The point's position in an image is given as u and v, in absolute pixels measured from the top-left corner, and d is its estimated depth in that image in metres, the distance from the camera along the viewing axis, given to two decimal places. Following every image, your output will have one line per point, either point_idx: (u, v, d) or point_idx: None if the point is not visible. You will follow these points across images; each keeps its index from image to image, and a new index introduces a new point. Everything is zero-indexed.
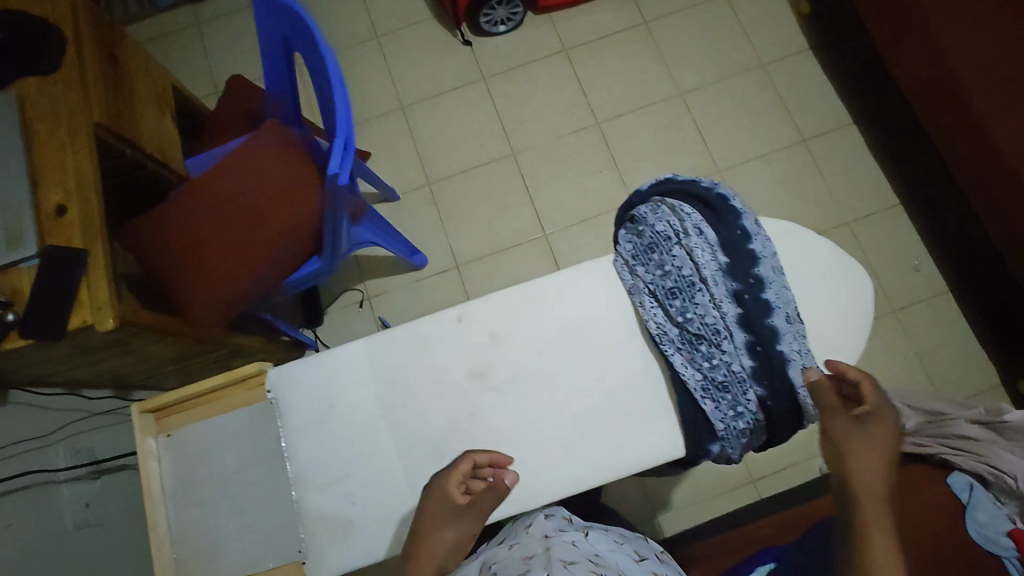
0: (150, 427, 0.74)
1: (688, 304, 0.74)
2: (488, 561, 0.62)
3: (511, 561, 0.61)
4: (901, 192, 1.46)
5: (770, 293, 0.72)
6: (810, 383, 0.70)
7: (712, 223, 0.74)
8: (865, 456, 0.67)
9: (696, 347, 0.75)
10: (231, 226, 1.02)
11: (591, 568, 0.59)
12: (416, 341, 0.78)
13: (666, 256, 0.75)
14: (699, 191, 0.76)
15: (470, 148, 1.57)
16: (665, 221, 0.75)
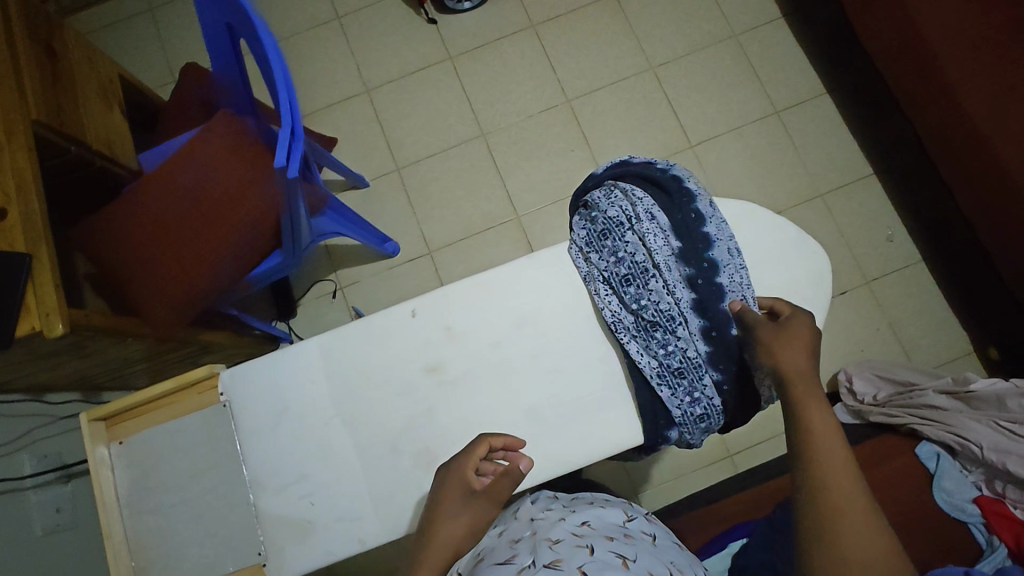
0: (102, 435, 0.74)
1: (642, 290, 0.74)
2: (479, 551, 0.63)
3: (499, 548, 0.62)
4: (873, 161, 1.45)
5: (724, 277, 0.72)
6: (736, 311, 0.72)
7: (663, 207, 0.75)
8: (787, 347, 0.66)
9: (651, 334, 0.74)
10: (187, 221, 1.00)
11: (576, 543, 0.59)
12: (370, 338, 0.78)
13: (619, 242, 0.75)
14: (652, 175, 0.77)
15: (439, 131, 1.53)
16: (617, 206, 0.75)
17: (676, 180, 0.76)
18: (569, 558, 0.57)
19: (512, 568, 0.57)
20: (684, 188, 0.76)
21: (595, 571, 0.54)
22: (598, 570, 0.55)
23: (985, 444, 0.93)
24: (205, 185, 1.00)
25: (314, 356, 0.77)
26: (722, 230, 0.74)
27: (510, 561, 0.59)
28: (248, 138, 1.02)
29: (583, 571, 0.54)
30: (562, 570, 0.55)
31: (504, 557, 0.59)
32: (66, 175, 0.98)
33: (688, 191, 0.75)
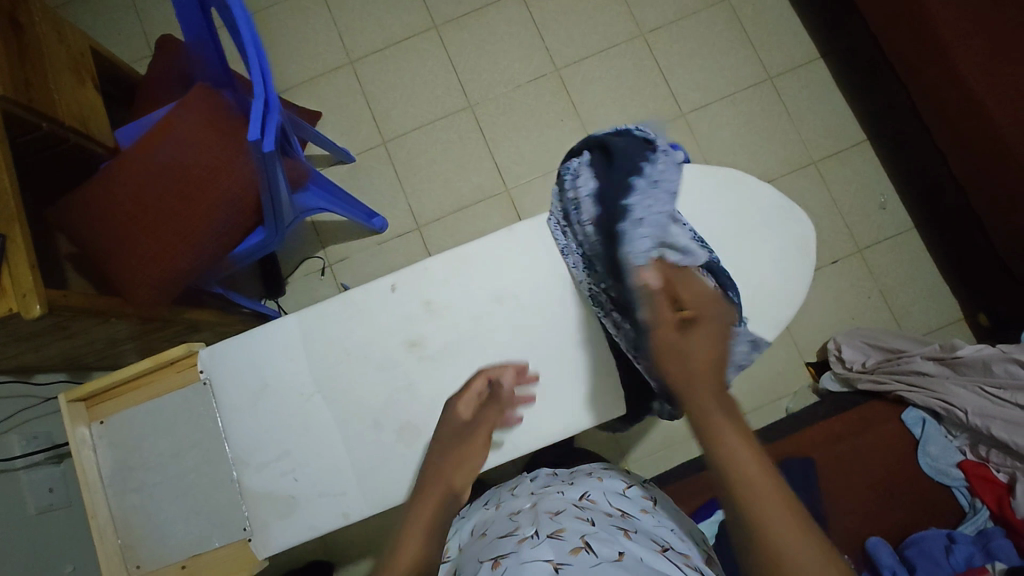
0: (81, 416, 0.75)
1: (599, 269, 0.72)
2: (483, 526, 0.65)
3: (501, 521, 0.63)
4: (867, 127, 1.43)
5: (629, 253, 0.66)
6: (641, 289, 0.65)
7: (599, 180, 0.69)
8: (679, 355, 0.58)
9: (614, 311, 0.72)
10: (163, 198, 0.98)
11: (576, 514, 0.60)
12: (350, 313, 0.77)
13: (574, 220, 0.73)
14: (608, 140, 0.71)
15: (425, 102, 1.50)
16: (569, 185, 0.73)
17: (624, 148, 0.69)
18: (570, 528, 0.56)
19: (515, 537, 0.57)
20: (624, 158, 0.68)
21: (597, 540, 0.54)
22: (601, 541, 0.55)
23: (970, 408, 0.93)
24: (181, 161, 0.98)
25: (292, 333, 0.77)
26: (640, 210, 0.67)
27: (512, 533, 0.59)
28: (224, 114, 1.01)
29: (587, 540, 0.54)
30: (565, 540, 0.54)
31: (507, 531, 0.60)
32: (38, 152, 0.96)
33: (624, 162, 0.68)
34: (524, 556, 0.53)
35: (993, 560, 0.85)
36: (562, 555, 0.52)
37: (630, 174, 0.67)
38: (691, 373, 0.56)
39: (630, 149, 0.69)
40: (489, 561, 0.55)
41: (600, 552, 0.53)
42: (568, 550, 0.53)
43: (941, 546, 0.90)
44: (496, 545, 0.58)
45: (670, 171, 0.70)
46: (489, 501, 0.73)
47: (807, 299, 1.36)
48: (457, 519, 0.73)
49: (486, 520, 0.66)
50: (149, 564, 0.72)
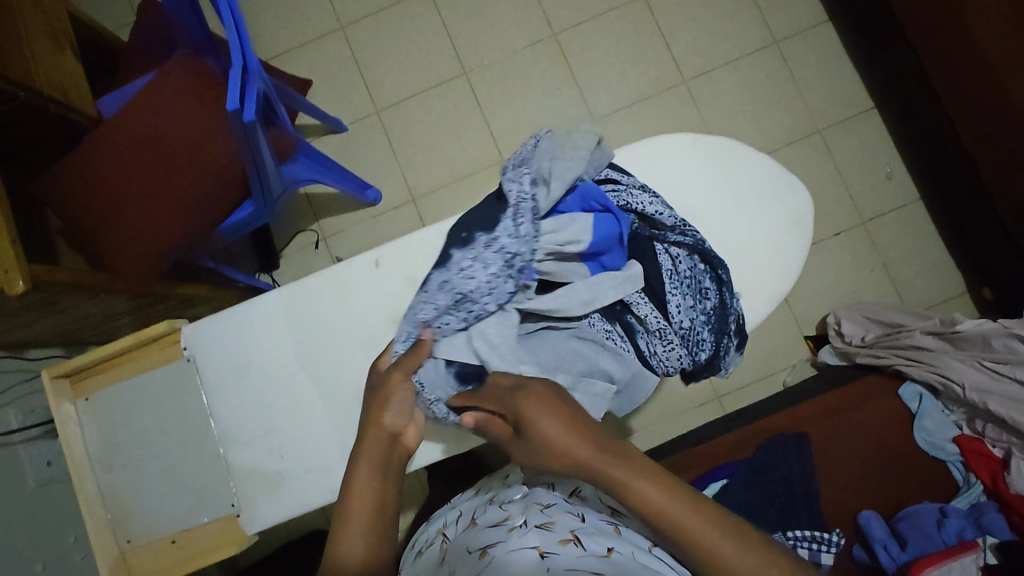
0: (66, 392, 0.75)
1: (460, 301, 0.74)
2: (474, 515, 0.64)
3: (491, 509, 0.63)
4: (875, 94, 1.38)
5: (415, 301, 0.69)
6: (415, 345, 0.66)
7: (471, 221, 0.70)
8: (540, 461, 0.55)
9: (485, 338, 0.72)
10: (145, 171, 0.96)
11: (568, 508, 0.60)
12: (333, 289, 0.76)
13: None
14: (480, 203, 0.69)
15: (419, 70, 1.46)
16: None
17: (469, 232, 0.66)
18: (561, 521, 0.57)
19: (504, 527, 0.57)
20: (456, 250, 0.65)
21: (588, 535, 0.55)
22: (591, 535, 0.55)
23: (968, 383, 0.92)
24: (163, 132, 0.96)
25: (275, 309, 0.76)
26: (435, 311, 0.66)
27: (503, 521, 0.59)
28: (207, 82, 0.99)
29: (577, 534, 0.55)
30: (555, 531, 0.55)
31: (497, 520, 0.59)
32: (18, 123, 0.94)
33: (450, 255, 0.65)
34: (511, 546, 0.54)
35: (985, 535, 0.86)
36: (550, 545, 0.53)
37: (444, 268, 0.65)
38: (584, 460, 0.52)
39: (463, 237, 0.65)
40: (477, 550, 0.56)
41: (588, 546, 0.53)
42: (557, 541, 0.53)
43: (934, 521, 0.90)
44: (486, 533, 0.58)
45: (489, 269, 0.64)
46: (478, 489, 0.74)
47: (808, 272, 1.34)
48: (444, 508, 0.74)
49: (476, 509, 0.66)
50: (141, 537, 0.73)
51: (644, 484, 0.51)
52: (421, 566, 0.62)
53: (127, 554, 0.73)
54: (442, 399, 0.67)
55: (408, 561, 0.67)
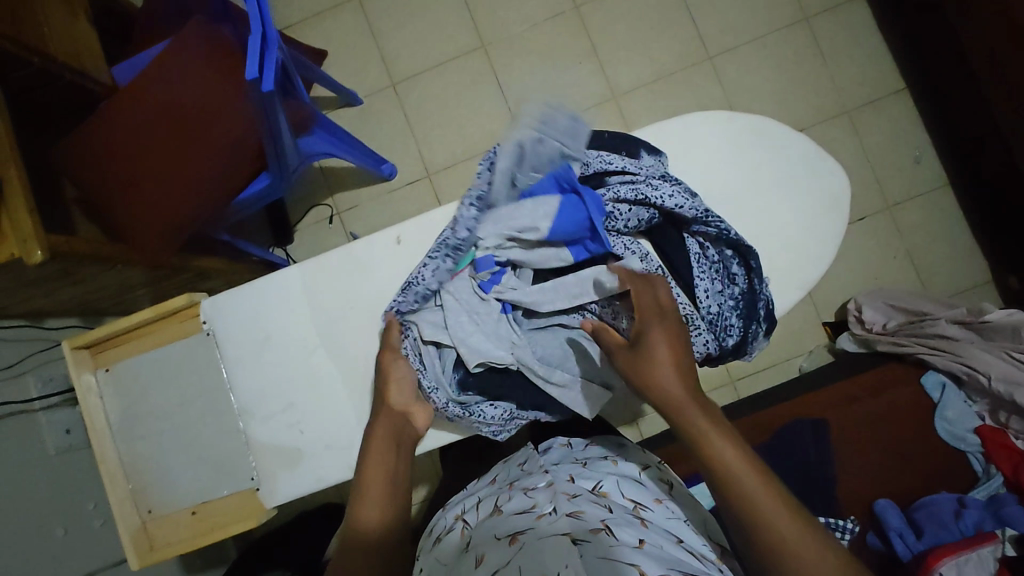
0: (87, 362, 0.76)
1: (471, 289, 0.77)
2: (498, 501, 0.66)
3: (516, 495, 0.64)
4: (907, 74, 1.33)
5: None
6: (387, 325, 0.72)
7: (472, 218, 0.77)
8: (655, 371, 0.58)
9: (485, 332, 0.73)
10: (160, 139, 0.94)
11: (593, 500, 0.62)
12: (352, 265, 0.75)
13: None
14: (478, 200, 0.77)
15: (436, 42, 1.42)
16: None
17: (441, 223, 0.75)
18: (589, 511, 0.59)
19: (532, 514, 0.59)
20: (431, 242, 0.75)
21: (618, 525, 0.57)
22: (620, 525, 0.57)
23: (994, 374, 0.91)
24: (178, 100, 0.94)
25: (295, 285, 0.75)
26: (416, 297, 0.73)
27: (530, 509, 0.61)
28: (223, 50, 0.97)
29: (607, 523, 0.57)
30: (585, 521, 0.57)
31: (524, 507, 0.61)
32: (34, 89, 0.93)
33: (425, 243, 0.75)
34: (542, 531, 0.55)
35: (1004, 526, 0.84)
36: (581, 533, 0.55)
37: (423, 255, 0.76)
38: (677, 397, 0.57)
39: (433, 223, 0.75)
40: (506, 535, 0.57)
41: (619, 534, 0.55)
42: (588, 530, 0.55)
43: (951, 511, 0.89)
44: (515, 520, 0.60)
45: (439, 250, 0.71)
46: (497, 475, 0.75)
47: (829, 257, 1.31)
48: (463, 496, 0.76)
49: (498, 496, 0.67)
50: (161, 508, 0.74)
51: (720, 441, 0.54)
52: (444, 549, 0.63)
53: (148, 524, 0.74)
54: (441, 391, 0.70)
55: (425, 547, 0.67)
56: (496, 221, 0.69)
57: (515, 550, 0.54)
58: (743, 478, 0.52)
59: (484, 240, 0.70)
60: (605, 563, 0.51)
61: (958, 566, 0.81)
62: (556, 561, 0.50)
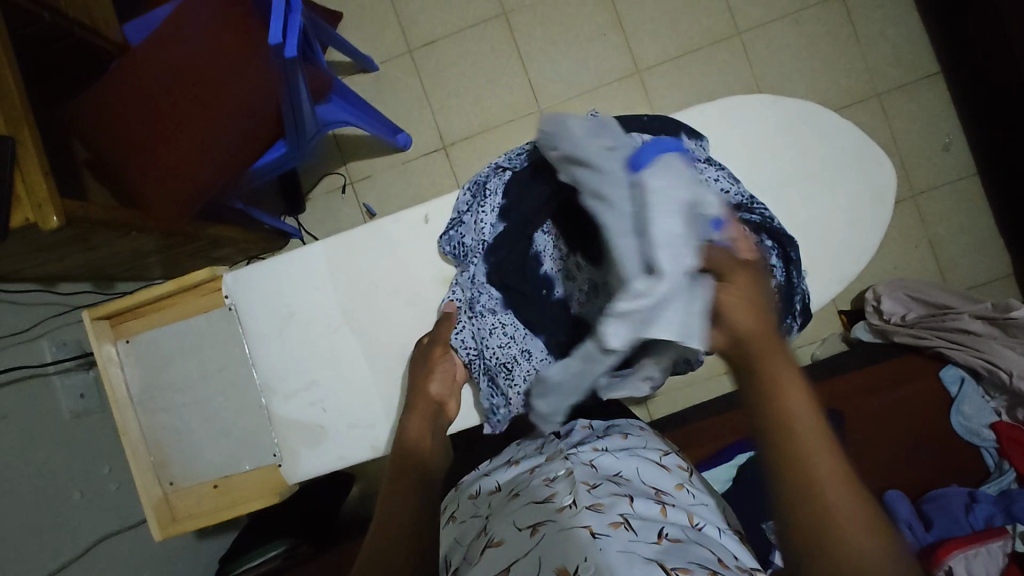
0: (107, 333, 0.75)
1: None
2: (516, 486, 0.66)
3: (535, 482, 0.64)
4: (943, 58, 1.29)
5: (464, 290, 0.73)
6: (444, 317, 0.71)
7: None
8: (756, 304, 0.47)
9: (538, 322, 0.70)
10: (175, 105, 0.91)
11: (613, 490, 0.61)
12: (379, 244, 0.73)
13: None
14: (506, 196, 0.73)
15: (455, 7, 1.37)
16: None
17: (631, 232, 0.47)
18: (610, 502, 0.58)
19: (552, 504, 0.59)
20: (642, 264, 0.46)
21: (637, 518, 0.57)
22: (639, 518, 0.57)
23: (1016, 371, 0.91)
24: (193, 63, 0.92)
25: (321, 261, 0.74)
26: (688, 312, 0.45)
27: (550, 500, 0.60)
28: (241, 14, 0.95)
29: (626, 517, 0.57)
30: (604, 512, 0.57)
31: (544, 495, 0.61)
32: (46, 46, 0.89)
33: (646, 269, 0.45)
34: (563, 523, 0.56)
35: (1015, 522, 0.84)
36: (602, 526, 0.55)
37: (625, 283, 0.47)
38: (764, 328, 0.46)
39: (650, 215, 0.46)
40: (526, 525, 0.58)
41: (638, 528, 0.56)
42: (608, 523, 0.55)
43: (962, 504, 0.90)
44: (531, 510, 0.60)
45: (680, 236, 0.46)
46: (515, 456, 0.76)
47: None
48: (475, 476, 0.77)
49: (519, 482, 0.67)
50: (183, 480, 0.74)
51: (788, 387, 0.44)
52: (466, 532, 0.64)
53: (169, 496, 0.75)
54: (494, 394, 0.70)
55: (450, 528, 0.68)
56: (684, 165, 0.50)
57: (536, 543, 0.55)
58: (801, 423, 0.43)
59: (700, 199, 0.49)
60: (624, 556, 0.51)
61: (968, 561, 0.82)
62: (576, 555, 0.52)
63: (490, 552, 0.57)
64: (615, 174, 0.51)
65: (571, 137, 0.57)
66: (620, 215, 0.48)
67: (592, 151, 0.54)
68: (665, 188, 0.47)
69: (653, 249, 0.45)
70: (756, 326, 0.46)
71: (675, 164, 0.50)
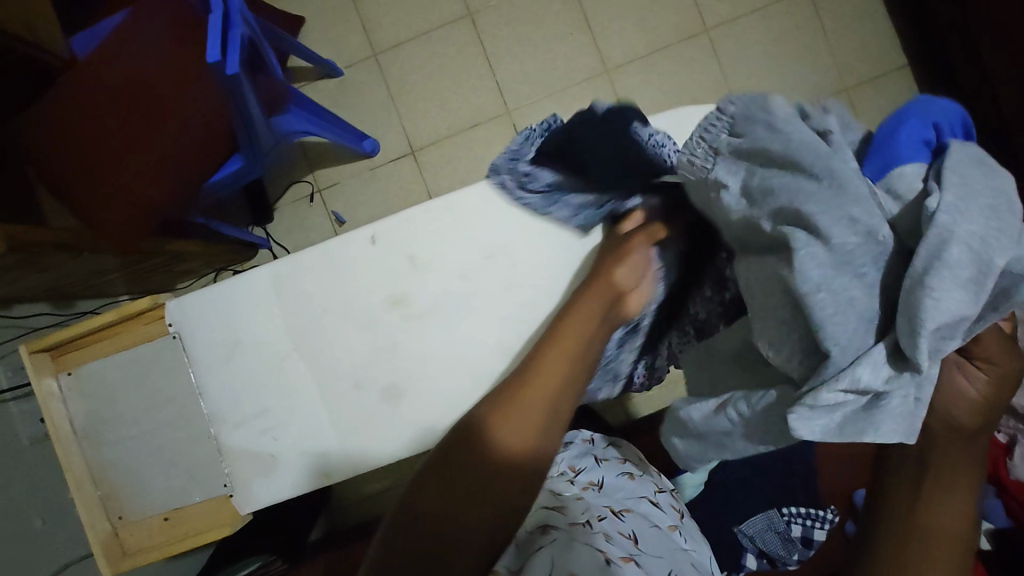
0: (48, 367, 0.74)
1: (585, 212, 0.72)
2: None
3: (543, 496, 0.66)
4: (911, 51, 1.28)
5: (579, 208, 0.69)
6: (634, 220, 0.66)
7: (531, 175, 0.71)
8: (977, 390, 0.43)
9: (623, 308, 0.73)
10: (123, 121, 0.89)
11: (620, 526, 0.64)
12: (326, 265, 0.72)
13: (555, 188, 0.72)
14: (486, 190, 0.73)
15: (420, 8, 1.35)
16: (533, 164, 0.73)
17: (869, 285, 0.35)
18: (620, 540, 0.61)
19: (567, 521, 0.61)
20: (870, 328, 0.36)
21: (644, 561, 0.60)
22: (645, 560, 0.60)
23: None
24: (136, 75, 0.89)
25: (266, 285, 0.72)
26: (913, 400, 0.36)
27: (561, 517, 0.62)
28: (185, 26, 0.93)
29: (635, 558, 0.59)
30: (614, 547, 0.59)
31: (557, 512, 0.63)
32: None
33: (886, 346, 0.36)
34: (575, 540, 0.57)
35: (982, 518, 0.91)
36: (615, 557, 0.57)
37: (832, 361, 0.36)
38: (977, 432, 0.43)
39: (929, 290, 0.33)
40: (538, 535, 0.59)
41: (644, 566, 0.59)
42: (619, 557, 0.57)
43: None
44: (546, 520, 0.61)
45: (968, 316, 0.34)
46: None
47: None
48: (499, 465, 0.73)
49: None
50: (132, 514, 0.73)
51: (947, 506, 0.43)
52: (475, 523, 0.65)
53: (119, 530, 0.74)
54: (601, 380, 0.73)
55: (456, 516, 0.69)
56: (1000, 188, 0.36)
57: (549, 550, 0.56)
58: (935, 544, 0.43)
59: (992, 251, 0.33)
60: None
61: None
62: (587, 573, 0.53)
63: None
64: (858, 197, 0.36)
65: (770, 109, 0.41)
66: (849, 269, 0.36)
67: (804, 147, 0.38)
68: (969, 246, 0.33)
69: (916, 341, 0.34)
70: (972, 425, 0.42)
71: (987, 192, 0.35)
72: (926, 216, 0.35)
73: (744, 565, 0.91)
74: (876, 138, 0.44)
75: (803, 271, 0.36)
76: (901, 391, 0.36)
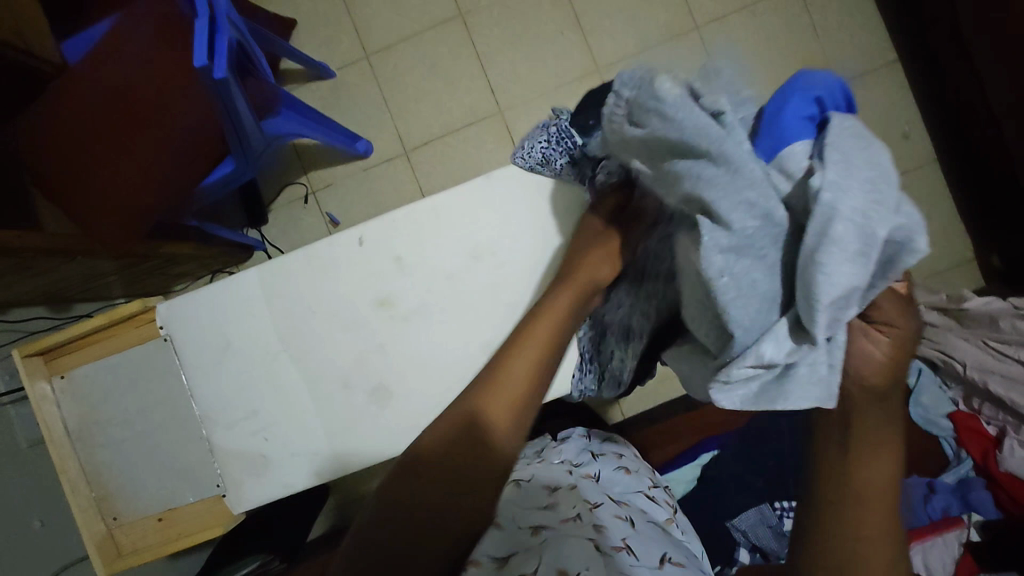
0: (42, 370, 0.75)
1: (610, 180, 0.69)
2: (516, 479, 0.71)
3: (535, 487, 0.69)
4: (901, 45, 1.28)
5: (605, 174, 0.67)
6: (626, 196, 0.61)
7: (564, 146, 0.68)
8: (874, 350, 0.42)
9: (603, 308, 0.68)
10: (113, 124, 0.89)
11: (614, 513, 0.66)
12: (315, 267, 0.73)
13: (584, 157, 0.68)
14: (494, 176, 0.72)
15: (411, 9, 1.35)
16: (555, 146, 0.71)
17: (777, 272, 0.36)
18: (613, 527, 0.63)
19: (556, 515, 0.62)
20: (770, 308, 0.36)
21: (637, 545, 0.61)
22: (638, 544, 0.62)
23: (969, 363, 0.97)
24: (125, 79, 0.89)
25: (255, 288, 0.73)
26: (824, 367, 0.37)
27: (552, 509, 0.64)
28: (174, 29, 0.94)
29: (627, 544, 0.61)
30: (608, 536, 0.61)
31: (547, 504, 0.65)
32: None
33: (788, 320, 0.36)
34: (565, 532, 0.59)
35: (971, 511, 0.92)
36: (606, 546, 0.58)
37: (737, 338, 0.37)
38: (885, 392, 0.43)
39: (820, 266, 0.32)
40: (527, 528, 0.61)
41: (638, 553, 0.60)
42: (610, 546, 0.59)
43: (922, 495, 0.96)
44: (537, 514, 0.63)
45: (860, 287, 0.33)
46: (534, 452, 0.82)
47: None
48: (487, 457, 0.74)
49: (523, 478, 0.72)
50: (127, 515, 0.75)
51: (871, 460, 0.43)
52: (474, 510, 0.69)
53: (114, 531, 0.75)
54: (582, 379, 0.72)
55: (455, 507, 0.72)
56: (879, 163, 0.34)
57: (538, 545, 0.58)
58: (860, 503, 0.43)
59: (874, 222, 0.32)
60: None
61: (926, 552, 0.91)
62: (577, 563, 0.54)
63: (488, 536, 0.60)
64: (754, 178, 0.35)
65: (656, 95, 0.37)
66: (751, 252, 0.36)
67: (700, 134, 0.36)
68: (854, 221, 0.32)
69: (813, 312, 0.33)
70: (882, 383, 0.42)
71: (864, 167, 0.34)
72: (812, 193, 0.34)
73: (736, 559, 0.92)
74: (763, 116, 0.39)
75: (707, 262, 0.36)
76: (818, 362, 0.37)
